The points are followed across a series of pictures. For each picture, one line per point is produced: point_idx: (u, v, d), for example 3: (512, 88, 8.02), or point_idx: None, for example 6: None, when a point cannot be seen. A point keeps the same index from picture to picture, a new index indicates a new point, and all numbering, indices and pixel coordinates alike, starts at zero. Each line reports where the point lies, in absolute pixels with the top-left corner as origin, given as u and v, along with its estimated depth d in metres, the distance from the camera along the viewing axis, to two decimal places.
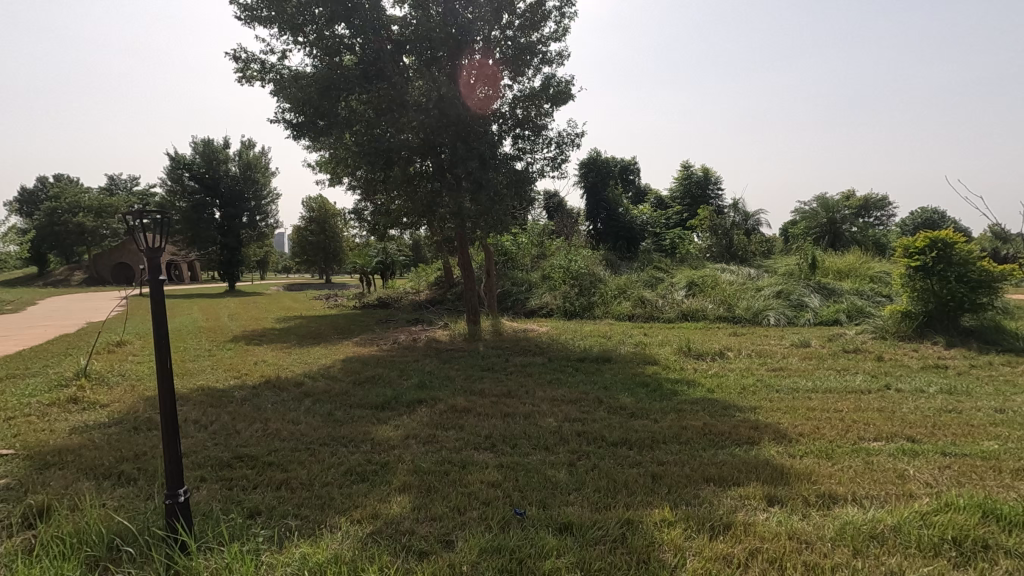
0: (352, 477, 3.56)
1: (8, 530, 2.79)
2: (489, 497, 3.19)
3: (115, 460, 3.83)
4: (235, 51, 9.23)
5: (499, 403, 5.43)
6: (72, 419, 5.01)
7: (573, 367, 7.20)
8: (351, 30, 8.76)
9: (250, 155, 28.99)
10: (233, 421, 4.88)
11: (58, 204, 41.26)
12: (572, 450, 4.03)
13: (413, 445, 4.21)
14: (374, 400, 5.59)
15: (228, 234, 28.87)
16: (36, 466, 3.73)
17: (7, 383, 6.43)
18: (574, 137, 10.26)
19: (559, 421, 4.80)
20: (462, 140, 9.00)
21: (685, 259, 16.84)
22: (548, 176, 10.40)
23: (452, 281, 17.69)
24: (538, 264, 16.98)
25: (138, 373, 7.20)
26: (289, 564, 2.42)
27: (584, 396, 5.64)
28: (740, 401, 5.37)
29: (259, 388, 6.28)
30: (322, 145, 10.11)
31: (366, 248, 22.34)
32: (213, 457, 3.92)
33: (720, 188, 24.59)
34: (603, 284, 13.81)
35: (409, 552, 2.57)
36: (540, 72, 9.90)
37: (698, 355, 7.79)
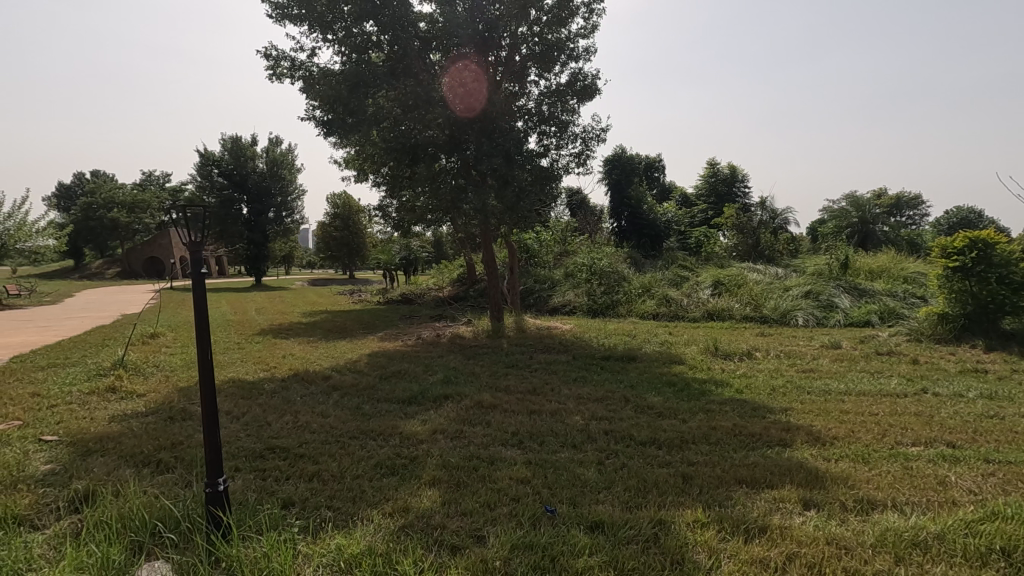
0: (382, 470, 3.60)
1: (56, 513, 2.89)
2: (519, 494, 3.19)
3: (153, 448, 3.94)
4: (266, 49, 9.38)
5: (525, 400, 5.43)
6: (111, 408, 5.17)
7: (598, 365, 7.17)
8: (379, 27, 8.81)
9: (277, 152, 29.49)
10: (264, 413, 4.97)
11: (94, 201, 42.72)
12: (600, 448, 4.01)
13: (442, 440, 4.23)
14: (401, 395, 5.64)
15: (255, 230, 29.40)
16: (79, 453, 3.85)
17: (49, 372, 6.67)
18: (600, 132, 10.20)
19: (585, 419, 4.77)
20: (486, 136, 8.99)
21: (710, 258, 16.59)
22: (573, 173, 10.37)
23: (474, 278, 17.76)
24: (561, 262, 16.95)
25: (172, 365, 7.39)
26: (325, 555, 2.45)
27: (610, 394, 5.61)
28: (770, 402, 5.27)
29: (287, 381, 6.38)
30: (349, 142, 10.29)
31: (389, 244, 22.51)
32: (247, 447, 4.00)
33: (747, 185, 24.15)
34: (626, 282, 13.70)
35: (441, 547, 2.58)
36: (568, 68, 9.87)
37: (725, 355, 7.69)
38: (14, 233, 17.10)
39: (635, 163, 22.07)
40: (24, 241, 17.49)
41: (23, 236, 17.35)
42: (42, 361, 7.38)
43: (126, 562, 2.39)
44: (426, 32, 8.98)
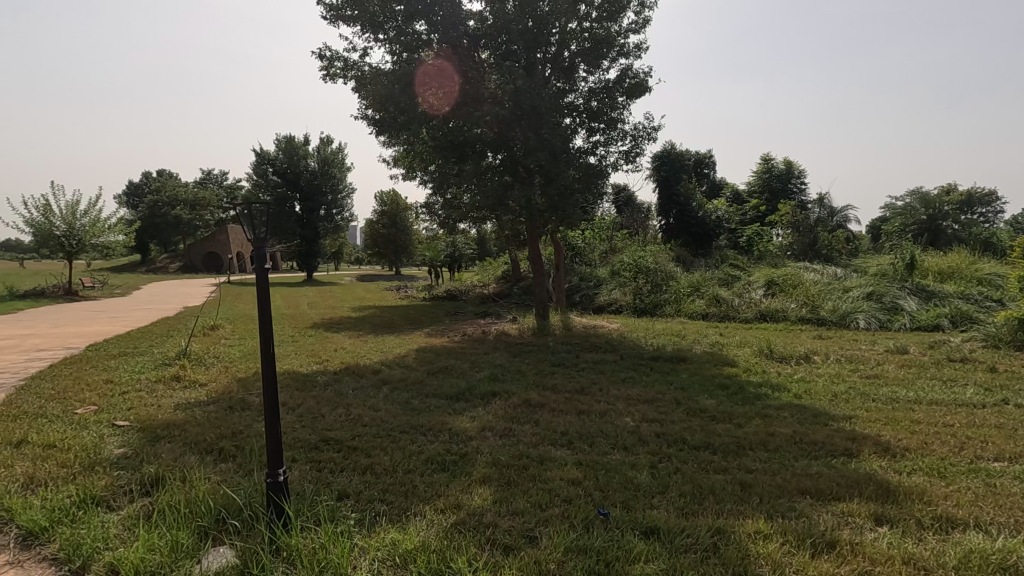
0: (432, 465, 3.62)
1: (129, 496, 3.04)
2: (571, 495, 3.13)
3: (216, 436, 4.10)
4: (320, 50, 9.63)
5: (573, 400, 5.36)
6: (176, 396, 5.43)
7: (647, 365, 7.00)
8: (430, 27, 8.87)
9: (328, 151, 30.42)
10: (318, 405, 5.10)
11: (159, 198, 45.28)
12: (652, 451, 3.90)
13: (491, 437, 4.23)
14: (449, 391, 5.68)
15: (307, 227, 30.35)
16: (148, 438, 4.05)
17: (120, 360, 7.08)
18: (651, 130, 9.98)
19: (636, 421, 4.67)
20: (534, 132, 8.65)
21: (763, 256, 16.04)
22: (622, 170, 10.21)
23: (519, 275, 17.78)
24: (607, 260, 16.73)
25: (231, 356, 7.70)
26: (380, 549, 2.47)
27: (661, 396, 5.48)
28: (832, 409, 5.01)
29: (338, 374, 6.55)
30: (398, 141, 10.56)
31: (436, 241, 22.69)
32: (303, 438, 4.11)
33: (803, 181, 23.15)
34: (674, 281, 13.36)
35: (494, 546, 2.57)
36: (618, 64, 9.71)
37: (781, 358, 7.37)
38: (89, 229, 18.29)
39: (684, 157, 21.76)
40: (98, 237, 18.70)
41: (98, 232, 18.54)
42: (114, 350, 7.84)
43: (194, 546, 2.48)
44: (475, 29, 8.93)
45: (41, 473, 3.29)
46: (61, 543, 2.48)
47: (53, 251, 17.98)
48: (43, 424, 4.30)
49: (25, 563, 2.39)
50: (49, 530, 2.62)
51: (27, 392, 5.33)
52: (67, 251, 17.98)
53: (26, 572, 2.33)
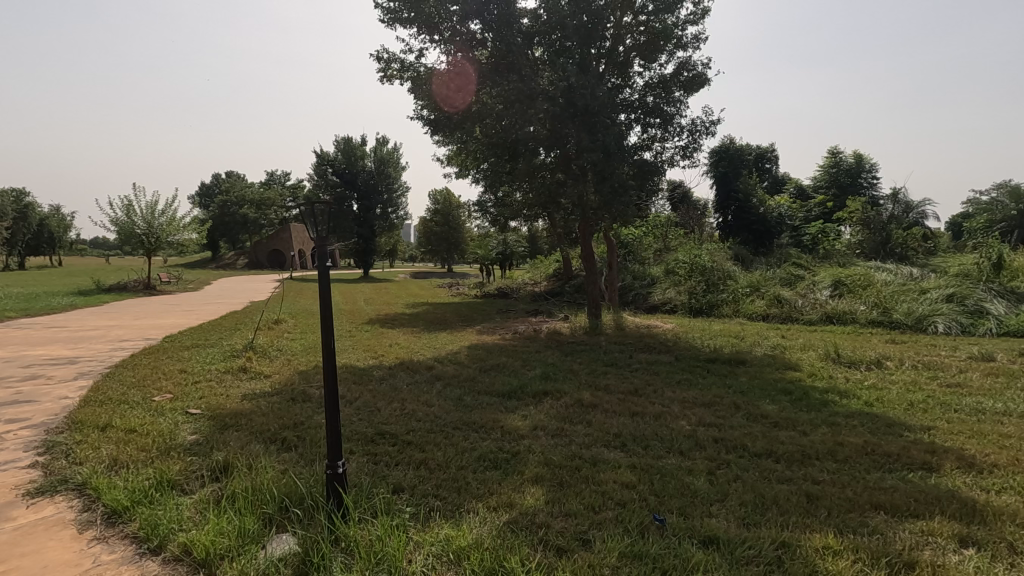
0: (484, 463, 3.63)
1: (201, 481, 3.22)
2: (625, 499, 3.07)
3: (279, 426, 4.29)
4: (379, 52, 9.89)
5: (626, 401, 5.25)
6: (243, 386, 5.72)
7: (703, 367, 6.79)
8: (484, 25, 8.90)
9: (384, 151, 31.27)
10: (374, 399, 5.24)
11: (228, 198, 47.99)
12: (710, 457, 3.76)
13: (543, 436, 4.21)
14: (501, 388, 5.71)
15: (363, 225, 31.01)
16: (218, 426, 4.28)
17: (194, 351, 7.54)
18: (710, 124, 9.65)
19: (692, 424, 4.53)
20: (588, 130, 8.54)
21: (830, 255, 15.23)
22: (678, 166, 9.92)
23: (570, 273, 17.66)
24: (661, 258, 16.37)
25: (293, 349, 8.04)
26: (435, 544, 2.50)
27: (719, 399, 5.29)
28: (907, 419, 4.68)
29: (394, 369, 6.70)
30: (452, 140, 10.75)
31: (487, 239, 22.89)
32: (360, 431, 4.23)
33: (875, 175, 21.75)
34: (733, 280, 12.89)
35: (547, 547, 2.55)
36: (675, 57, 9.46)
37: (850, 363, 6.96)
38: (167, 228, 19.55)
39: (744, 153, 21.18)
40: (174, 234, 19.96)
41: (174, 230, 19.79)
42: (188, 341, 8.35)
43: (259, 532, 2.59)
44: (529, 26, 8.89)
45: (123, 455, 3.53)
46: (141, 523, 2.64)
47: (135, 247, 19.33)
48: (125, 409, 4.63)
49: (110, 539, 2.57)
50: (131, 510, 2.80)
51: (112, 379, 5.74)
52: (147, 248, 19.29)
53: (111, 547, 2.51)
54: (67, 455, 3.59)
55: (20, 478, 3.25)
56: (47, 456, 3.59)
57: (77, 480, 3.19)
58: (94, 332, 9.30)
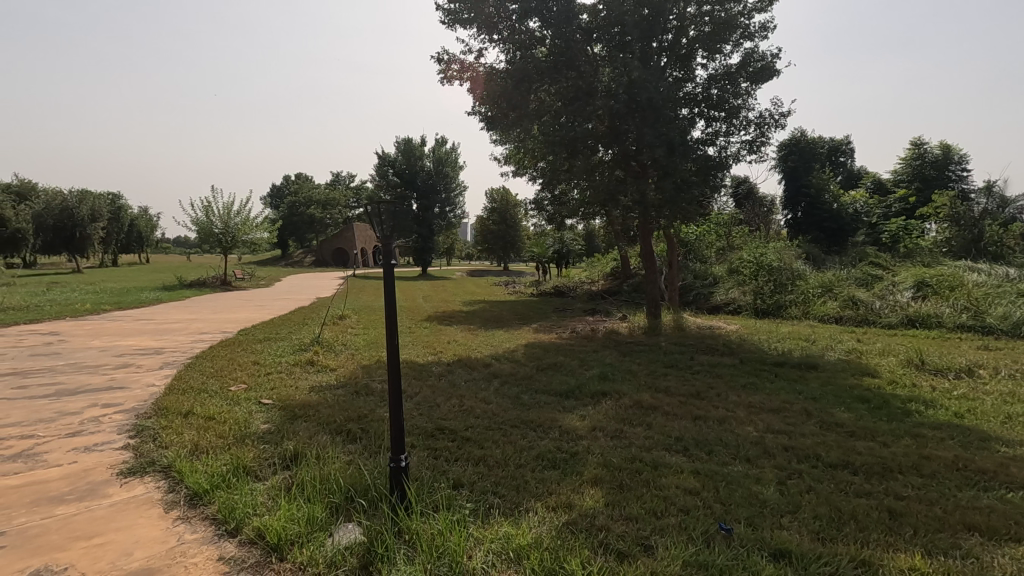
0: (543, 463, 3.61)
1: (272, 468, 3.38)
2: (688, 506, 2.96)
3: (344, 418, 4.44)
4: (439, 54, 10.04)
5: (688, 404, 5.09)
6: (310, 379, 5.98)
7: (771, 371, 6.48)
8: (543, 23, 8.83)
9: (442, 151, 31.83)
10: (433, 394, 5.34)
11: (296, 199, 50.39)
12: (780, 466, 3.58)
13: (602, 438, 4.15)
14: (559, 388, 5.67)
15: (422, 224, 31.68)
16: (288, 416, 4.49)
17: (266, 344, 7.95)
18: (779, 117, 9.21)
19: (759, 431, 4.33)
20: (649, 125, 8.34)
21: (912, 254, 14.18)
22: (744, 161, 9.53)
23: (628, 273, 17.31)
24: (724, 257, 15.80)
25: (356, 344, 8.32)
26: (495, 541, 2.51)
27: (788, 405, 5.04)
28: (1004, 433, 4.28)
29: (452, 366, 6.79)
30: (510, 139, 10.79)
31: (544, 238, 22.84)
32: (420, 426, 4.32)
33: (964, 167, 20.07)
34: (802, 280, 12.27)
35: (607, 551, 2.50)
36: (741, 48, 9.08)
37: (935, 370, 6.44)
38: (241, 227, 20.73)
39: (817, 146, 20.08)
40: (247, 234, 21.15)
41: (247, 230, 20.97)
42: (260, 334, 8.82)
43: (327, 521, 2.69)
44: (588, 22, 8.76)
45: (203, 441, 3.75)
46: (219, 506, 2.81)
47: (212, 246, 20.60)
48: (205, 398, 4.93)
49: (192, 519, 2.74)
50: (210, 493, 2.98)
51: (193, 369, 6.13)
52: (223, 247, 20.53)
53: (193, 527, 2.67)
54: (154, 439, 3.86)
55: (114, 458, 3.52)
56: (137, 439, 3.87)
57: (163, 463, 3.42)
58: (177, 324, 9.98)
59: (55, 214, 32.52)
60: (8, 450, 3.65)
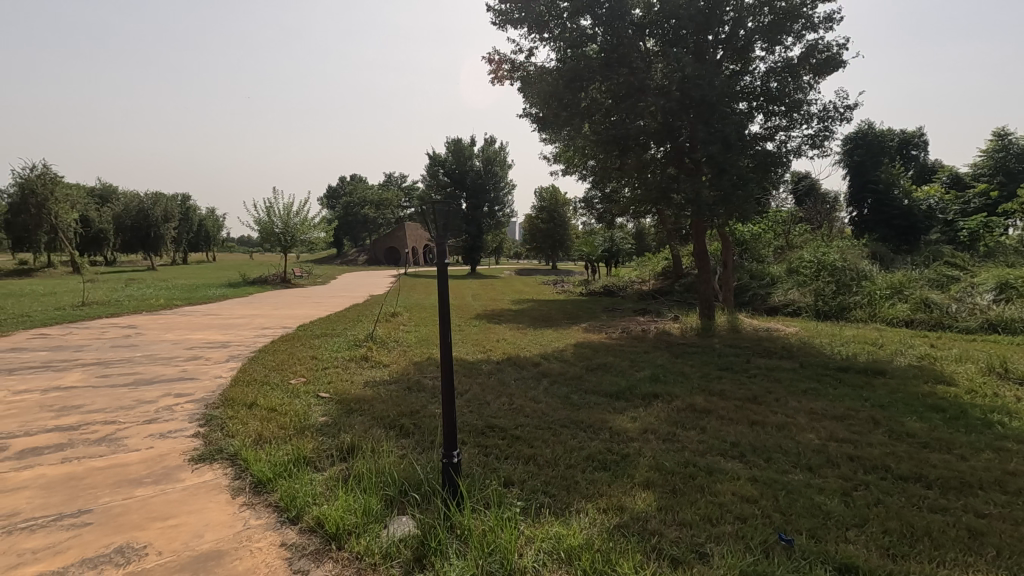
0: (593, 463, 3.59)
1: (330, 459, 3.51)
2: (745, 513, 2.87)
3: (397, 413, 4.55)
4: (490, 54, 10.10)
5: (745, 409, 4.92)
6: (364, 374, 6.16)
7: (834, 376, 6.17)
8: (594, 20, 8.68)
9: (491, 150, 32.08)
10: (484, 392, 5.40)
11: (351, 199, 52.07)
12: (844, 477, 3.41)
13: (654, 440, 4.07)
14: (609, 389, 5.61)
15: (471, 223, 32.04)
16: (344, 409, 4.65)
17: (323, 339, 8.25)
18: (844, 110, 8.76)
19: (821, 438, 4.14)
20: (704, 121, 8.11)
21: (994, 253, 13.13)
22: (806, 156, 9.13)
23: (680, 272, 16.89)
24: (782, 256, 15.19)
25: (408, 341, 8.51)
26: (546, 540, 2.50)
27: (853, 413, 4.79)
28: None
29: (501, 364, 6.83)
30: (560, 137, 10.75)
31: (593, 237, 22.66)
32: (471, 423, 4.37)
33: None
34: (868, 281, 11.63)
35: (660, 556, 2.45)
36: (803, 39, 8.69)
37: (1021, 379, 5.95)
38: (299, 227, 21.58)
39: (886, 139, 19.00)
40: (306, 233, 21.99)
41: (306, 230, 21.79)
42: (318, 330, 9.16)
43: (382, 512, 2.76)
44: (641, 18, 8.56)
45: (267, 432, 3.94)
46: (282, 494, 2.94)
47: (273, 245, 21.55)
48: (268, 390, 5.17)
49: (256, 506, 2.88)
50: (273, 482, 3.12)
51: (256, 362, 6.45)
52: (283, 246, 21.45)
53: (258, 513, 2.80)
54: (221, 428, 4.07)
55: (187, 445, 3.75)
56: (206, 428, 4.11)
57: (230, 451, 3.61)
58: (241, 320, 10.51)
59: (133, 215, 34.91)
60: (94, 434, 3.94)
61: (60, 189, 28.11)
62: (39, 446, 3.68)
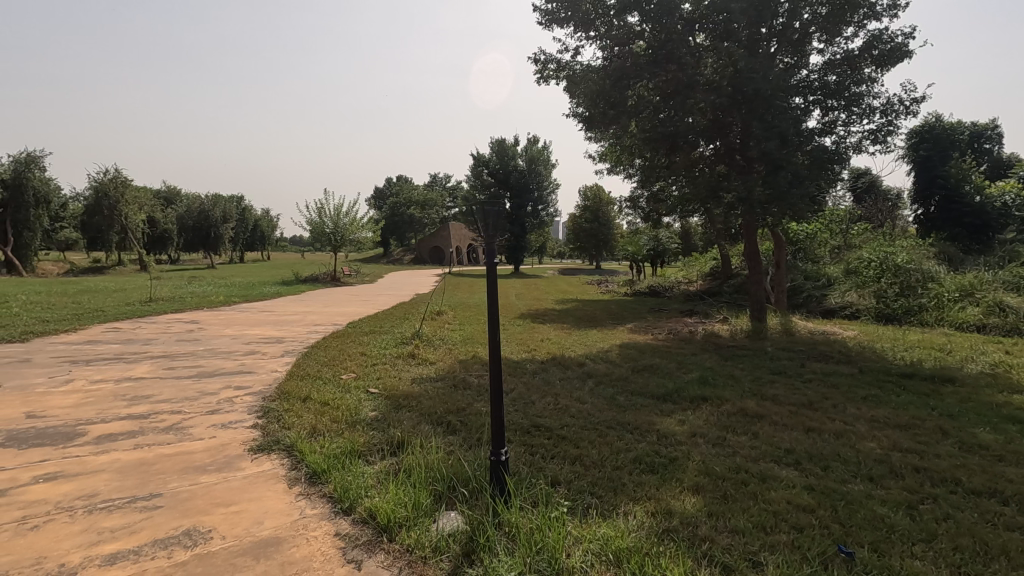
0: (640, 466, 3.53)
1: (380, 453, 3.60)
2: (801, 523, 2.77)
3: (444, 410, 4.62)
4: (536, 55, 10.10)
5: (799, 414, 4.75)
6: (412, 371, 6.29)
7: (896, 383, 5.86)
8: (642, 17, 8.56)
9: (535, 150, 32.09)
10: (529, 391, 5.40)
11: (398, 200, 53.22)
12: (910, 488, 3.24)
13: (703, 444, 3.98)
14: (656, 390, 5.52)
15: (514, 223, 32.10)
16: (393, 405, 4.76)
17: (371, 336, 8.46)
18: (910, 103, 8.30)
19: (883, 448, 3.94)
20: (757, 116, 7.86)
21: None
22: (867, 152, 8.70)
23: (729, 273, 16.41)
24: (839, 256, 14.53)
25: (454, 339, 8.62)
26: (594, 541, 2.49)
27: (918, 422, 4.54)
28: None
29: (546, 364, 6.83)
30: (606, 136, 10.64)
31: (639, 236, 22.30)
32: (516, 422, 4.39)
33: None
34: (935, 283, 10.99)
35: (711, 563, 2.40)
36: (865, 29, 8.29)
37: None
38: (349, 227, 22.18)
39: (956, 132, 17.87)
40: (355, 233, 22.60)
41: (355, 230, 22.39)
42: (366, 327, 9.40)
43: (431, 507, 2.82)
44: (690, 12, 8.35)
45: (320, 425, 4.07)
46: (335, 485, 3.03)
47: (324, 245, 22.26)
48: (321, 385, 5.35)
49: (311, 496, 2.98)
50: (327, 474, 3.22)
51: (310, 357, 6.67)
52: (333, 245, 22.12)
53: (313, 503, 2.91)
54: (279, 421, 4.24)
55: (246, 436, 3.93)
56: (264, 419, 4.28)
57: (286, 443, 3.75)
58: (294, 317, 10.89)
59: (195, 216, 36.86)
60: (163, 423, 4.18)
61: (129, 191, 29.89)
62: (114, 432, 3.94)
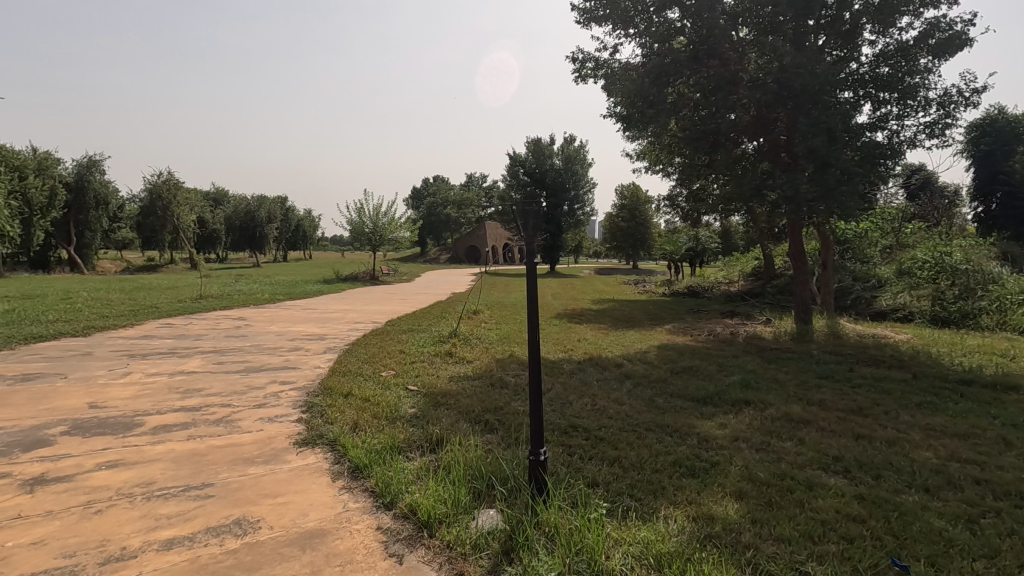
0: (680, 469, 3.47)
1: (420, 450, 3.66)
2: (852, 534, 2.67)
3: (481, 409, 4.65)
4: (574, 53, 10.05)
5: (848, 421, 4.57)
6: (449, 369, 6.36)
7: (953, 390, 5.58)
8: (682, 13, 8.41)
9: (572, 149, 31.94)
10: (566, 391, 5.39)
11: (435, 200, 53.88)
12: (969, 501, 3.08)
13: (746, 449, 3.88)
14: (696, 393, 5.41)
15: (550, 222, 31.99)
16: (432, 402, 4.83)
17: (409, 335, 8.58)
18: (970, 93, 7.88)
19: (940, 457, 3.76)
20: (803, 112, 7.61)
21: None
22: (922, 147, 8.31)
23: (772, 273, 15.93)
24: (890, 256, 13.92)
25: (490, 338, 8.67)
26: (633, 544, 2.47)
27: (978, 431, 4.30)
28: None
29: (583, 364, 6.79)
30: (644, 135, 10.50)
31: (678, 236, 21.90)
32: (554, 422, 4.38)
33: None
34: (997, 285, 10.39)
35: (755, 571, 2.34)
36: (921, 17, 7.90)
37: None
38: (387, 227, 22.59)
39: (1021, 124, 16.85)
40: (393, 233, 23.01)
41: (393, 229, 22.79)
42: (405, 325, 9.55)
43: (470, 505, 2.84)
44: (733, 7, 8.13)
45: (362, 421, 4.17)
46: (376, 480, 3.10)
47: (363, 244, 22.74)
48: (362, 381, 5.47)
49: (354, 490, 3.05)
50: (368, 469, 3.29)
51: (350, 354, 6.83)
52: (372, 245, 22.58)
53: (355, 497, 2.97)
54: (322, 415, 4.36)
55: (291, 430, 4.05)
56: (308, 414, 4.41)
57: (330, 437, 3.85)
58: (335, 314, 11.16)
59: (241, 217, 38.33)
60: (213, 415, 4.36)
61: (181, 193, 31.33)
62: (169, 424, 4.12)
